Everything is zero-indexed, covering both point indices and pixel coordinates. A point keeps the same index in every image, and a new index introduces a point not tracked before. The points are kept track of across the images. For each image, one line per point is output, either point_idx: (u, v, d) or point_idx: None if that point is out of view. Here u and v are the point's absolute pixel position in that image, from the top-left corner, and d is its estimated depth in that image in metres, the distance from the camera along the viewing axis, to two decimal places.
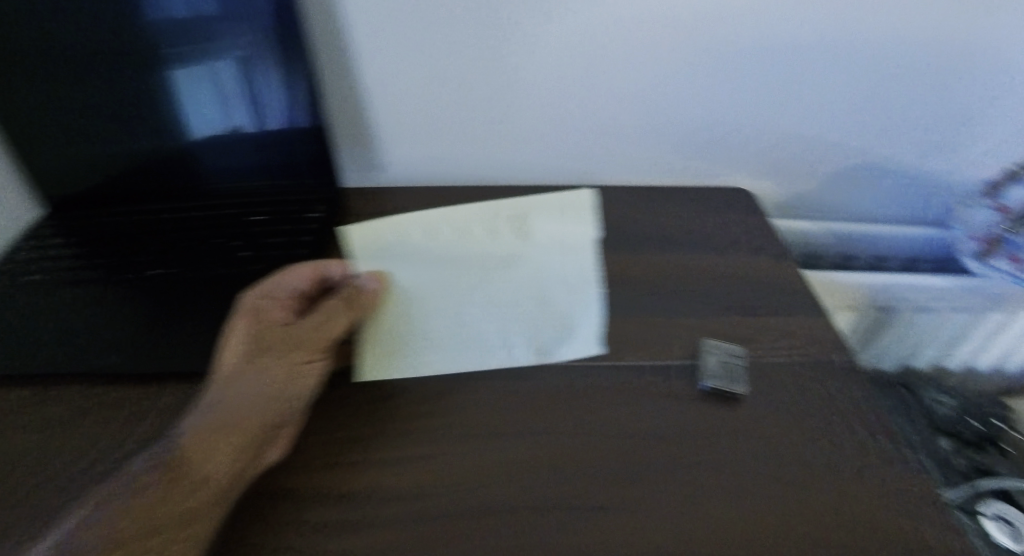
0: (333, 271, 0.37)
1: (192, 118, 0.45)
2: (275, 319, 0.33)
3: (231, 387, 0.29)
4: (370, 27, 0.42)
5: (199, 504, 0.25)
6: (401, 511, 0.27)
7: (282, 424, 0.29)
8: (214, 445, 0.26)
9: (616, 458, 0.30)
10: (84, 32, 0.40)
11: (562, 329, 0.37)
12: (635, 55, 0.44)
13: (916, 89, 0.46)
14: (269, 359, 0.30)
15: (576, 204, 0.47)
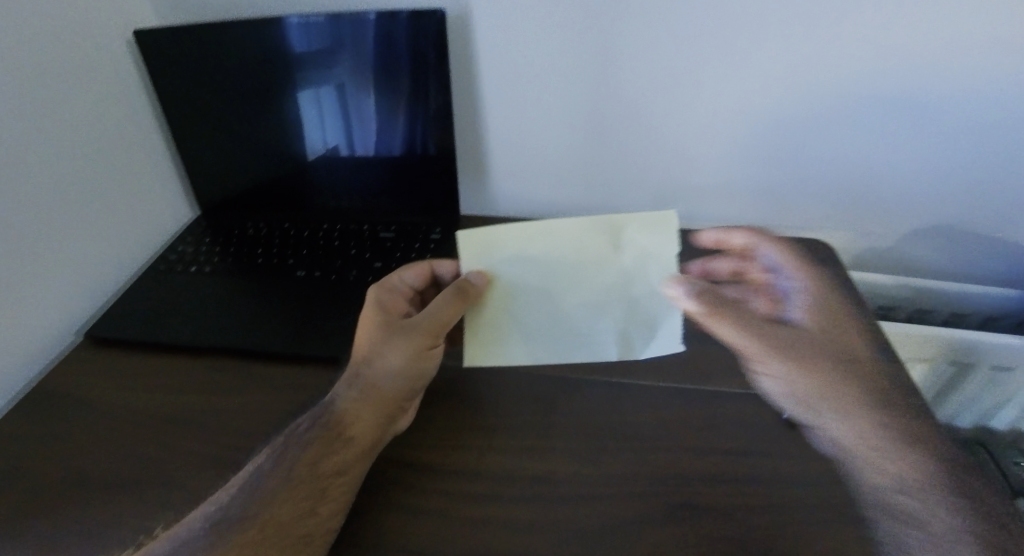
0: (443, 269, 0.39)
1: (304, 138, 0.53)
2: (399, 309, 0.38)
3: (369, 365, 0.34)
4: (500, 81, 0.51)
5: (350, 457, 0.31)
6: (502, 491, 0.32)
7: (408, 399, 0.35)
8: (360, 412, 0.33)
9: (689, 466, 0.33)
10: (252, 74, 0.50)
11: (650, 326, 0.33)
12: (703, 112, 0.50)
13: (982, 150, 0.48)
14: (397, 344, 0.34)
15: (669, 225, 0.31)
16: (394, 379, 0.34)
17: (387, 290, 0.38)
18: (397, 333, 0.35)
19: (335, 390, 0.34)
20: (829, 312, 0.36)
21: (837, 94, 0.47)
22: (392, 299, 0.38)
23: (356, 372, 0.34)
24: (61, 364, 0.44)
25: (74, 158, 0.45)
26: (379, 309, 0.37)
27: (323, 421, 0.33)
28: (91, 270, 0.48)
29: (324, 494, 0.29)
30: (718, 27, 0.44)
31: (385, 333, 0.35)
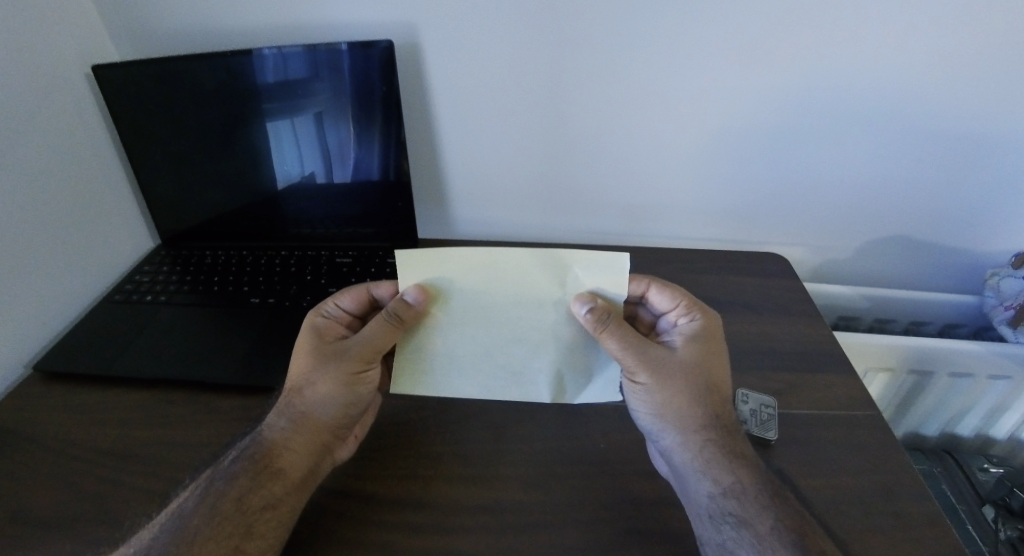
0: (378, 291, 0.38)
1: (280, 165, 0.53)
2: (333, 337, 0.37)
3: (300, 396, 0.34)
4: (457, 110, 0.52)
5: (279, 492, 0.31)
6: (451, 518, 0.31)
7: (342, 429, 0.34)
8: (291, 444, 0.32)
9: (636, 485, 0.33)
10: (213, 105, 0.50)
11: (586, 374, 0.35)
12: (658, 135, 0.51)
13: (925, 166, 0.50)
14: (327, 374, 0.34)
15: (616, 267, 0.33)
16: (325, 410, 0.33)
17: (321, 317, 0.38)
18: (327, 361, 0.34)
19: (266, 423, 0.34)
20: (719, 374, 0.34)
21: (785, 112, 0.48)
22: (327, 326, 0.37)
23: (286, 403, 0.34)
24: (6, 400, 0.42)
25: (28, 190, 0.45)
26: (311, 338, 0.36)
27: (252, 455, 0.32)
28: (44, 305, 0.47)
29: (249, 533, 0.29)
30: (667, 53, 0.46)
31: (315, 362, 0.35)
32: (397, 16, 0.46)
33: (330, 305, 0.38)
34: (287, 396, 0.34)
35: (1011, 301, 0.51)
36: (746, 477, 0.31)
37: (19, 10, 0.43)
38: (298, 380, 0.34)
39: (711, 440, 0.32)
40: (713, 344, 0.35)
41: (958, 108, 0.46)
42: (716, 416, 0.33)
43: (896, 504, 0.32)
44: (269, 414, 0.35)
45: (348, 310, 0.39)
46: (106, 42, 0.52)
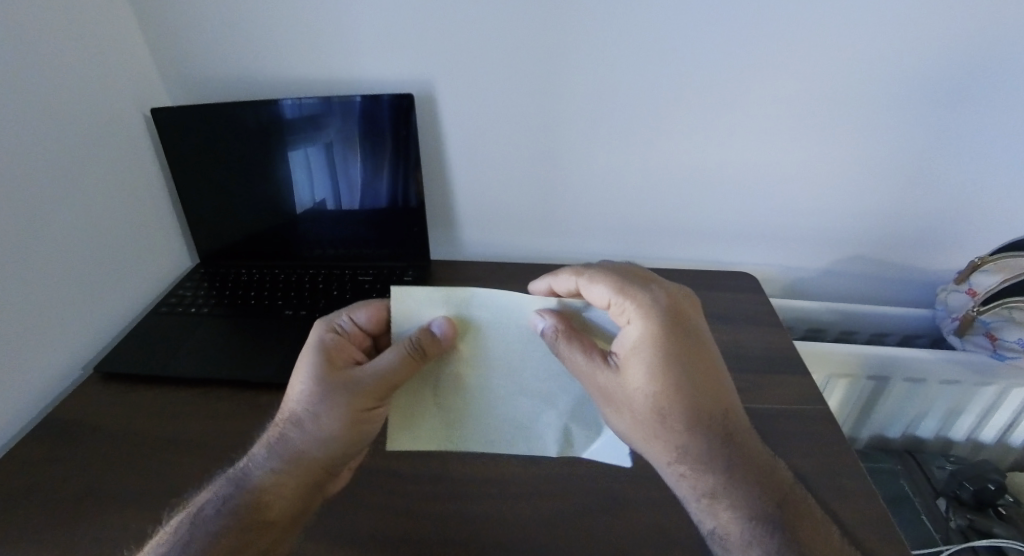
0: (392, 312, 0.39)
1: (294, 193, 0.60)
2: (344, 357, 0.38)
3: (296, 434, 0.36)
4: (462, 147, 0.59)
5: (268, 538, 0.34)
6: (461, 489, 0.39)
7: (334, 467, 0.37)
8: (279, 489, 0.35)
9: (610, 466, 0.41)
10: (240, 142, 0.57)
11: (596, 428, 0.38)
12: (640, 168, 0.59)
13: (871, 194, 0.58)
14: (327, 408, 0.35)
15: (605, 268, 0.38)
16: (321, 452, 0.36)
17: (334, 330, 0.38)
18: (336, 394, 0.35)
19: (256, 461, 0.37)
20: (701, 347, 0.36)
21: (750, 149, 0.56)
22: (339, 339, 0.38)
23: (279, 441, 0.36)
24: (67, 399, 0.48)
25: (93, 216, 0.52)
26: (325, 360, 0.37)
27: (240, 497, 0.35)
28: (99, 316, 0.54)
29: None
30: (644, 99, 0.53)
31: (324, 393, 0.36)
32: (416, 72, 0.55)
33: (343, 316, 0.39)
34: (280, 429, 0.37)
35: (957, 312, 0.56)
36: (733, 528, 0.33)
37: (93, 63, 0.51)
38: (299, 412, 0.36)
39: (700, 434, 0.35)
40: (683, 305, 0.37)
41: (893, 145, 0.54)
42: (707, 406, 0.35)
43: (835, 481, 0.38)
44: (259, 447, 0.37)
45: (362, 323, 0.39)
46: (159, 88, 0.59)
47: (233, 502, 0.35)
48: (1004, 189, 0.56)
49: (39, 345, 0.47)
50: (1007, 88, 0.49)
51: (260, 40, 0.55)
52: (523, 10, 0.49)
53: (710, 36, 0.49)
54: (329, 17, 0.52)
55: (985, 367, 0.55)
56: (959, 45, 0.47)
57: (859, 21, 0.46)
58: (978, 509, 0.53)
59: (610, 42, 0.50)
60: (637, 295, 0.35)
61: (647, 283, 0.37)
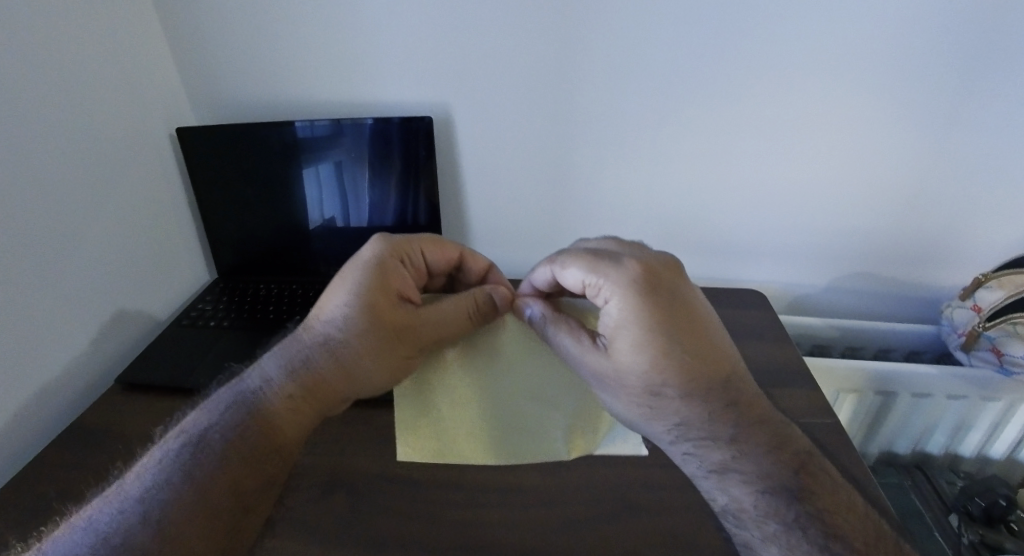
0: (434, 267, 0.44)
1: (304, 211, 0.62)
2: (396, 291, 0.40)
3: (325, 362, 0.38)
4: (477, 167, 0.62)
5: (276, 463, 0.35)
6: (479, 498, 0.40)
7: (339, 401, 0.40)
8: (292, 413, 0.37)
9: (626, 476, 0.41)
10: (256, 161, 0.59)
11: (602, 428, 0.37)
12: (650, 188, 0.61)
13: (874, 215, 0.59)
14: (368, 337, 0.38)
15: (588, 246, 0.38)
16: (354, 384, 0.39)
17: (400, 262, 0.41)
18: (385, 331, 0.38)
19: (268, 386, 0.37)
20: (690, 316, 0.35)
21: (755, 169, 0.58)
22: (402, 274, 0.41)
23: (298, 367, 0.38)
24: (88, 409, 0.49)
25: (119, 231, 0.54)
26: (378, 287, 0.39)
27: (245, 414, 0.36)
28: (120, 326, 0.55)
29: (248, 501, 0.34)
30: (655, 123, 0.56)
31: (369, 321, 0.39)
32: (432, 94, 0.57)
33: (416, 252, 0.42)
34: (303, 347, 0.39)
35: (962, 328, 0.58)
36: (745, 494, 0.34)
37: (127, 85, 0.54)
38: (344, 340, 0.38)
39: (697, 410, 0.34)
40: (669, 271, 0.36)
41: (895, 168, 0.56)
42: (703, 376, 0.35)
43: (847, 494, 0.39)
44: (273, 362, 0.39)
45: (430, 263, 0.43)
46: (184, 109, 0.62)
47: (240, 420, 0.36)
48: (1000, 207, 0.57)
49: (63, 354, 0.48)
50: (996, 111, 0.52)
51: (283, 64, 0.57)
52: (540, 41, 0.52)
53: (712, 61, 0.51)
54: (350, 43, 0.55)
55: (990, 382, 0.56)
56: (948, 70, 0.50)
57: (852, 48, 0.49)
58: (987, 523, 0.53)
59: (623, 71, 0.53)
60: (611, 272, 0.35)
61: (622, 256, 0.36)
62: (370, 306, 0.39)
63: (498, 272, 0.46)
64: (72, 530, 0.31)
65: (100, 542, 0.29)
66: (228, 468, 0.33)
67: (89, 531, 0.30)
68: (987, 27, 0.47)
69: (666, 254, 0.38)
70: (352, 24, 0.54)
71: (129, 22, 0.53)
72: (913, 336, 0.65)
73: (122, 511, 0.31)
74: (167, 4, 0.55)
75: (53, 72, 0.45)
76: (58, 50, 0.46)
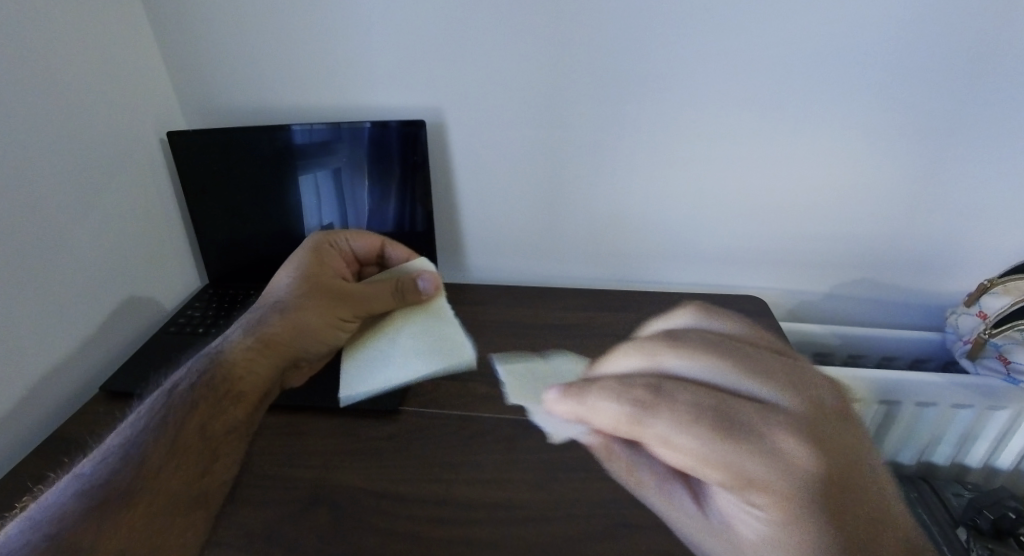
0: (363, 251, 0.46)
1: (303, 217, 0.61)
2: (331, 266, 0.44)
3: (270, 322, 0.40)
4: (473, 173, 0.61)
5: (233, 417, 0.35)
6: (466, 513, 0.38)
7: (295, 363, 0.41)
8: (248, 366, 0.37)
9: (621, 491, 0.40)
10: (251, 166, 0.59)
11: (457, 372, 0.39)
12: (649, 194, 0.60)
13: (879, 221, 0.58)
14: (311, 300, 0.41)
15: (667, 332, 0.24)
16: (303, 343, 0.40)
17: (332, 247, 0.45)
18: (320, 294, 0.41)
19: (225, 345, 0.38)
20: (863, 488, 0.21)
21: (758, 176, 0.57)
22: (334, 256, 0.45)
23: (251, 327, 0.39)
24: (73, 417, 0.48)
25: (110, 236, 0.53)
26: (318, 263, 0.43)
27: (207, 368, 0.36)
28: (109, 332, 0.54)
29: (217, 447, 0.33)
30: (655, 128, 0.55)
31: (311, 285, 0.41)
32: (428, 100, 0.56)
33: (342, 238, 0.46)
34: (256, 312, 0.41)
35: (968, 335, 0.57)
36: None
37: (117, 88, 0.53)
38: (286, 303, 0.41)
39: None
40: (804, 382, 0.22)
41: (899, 174, 0.55)
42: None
43: None
44: (234, 330, 0.40)
45: (357, 250, 0.46)
46: (177, 113, 0.61)
47: (201, 373, 0.36)
48: (1005, 216, 0.57)
49: (48, 362, 0.47)
50: (1001, 117, 0.51)
51: (277, 69, 0.56)
52: (537, 44, 0.51)
53: (713, 67, 0.51)
54: (346, 47, 0.54)
55: (996, 391, 0.55)
56: (952, 75, 0.49)
57: (855, 52, 0.48)
58: (997, 538, 0.52)
59: (624, 76, 0.52)
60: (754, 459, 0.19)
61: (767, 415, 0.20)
62: (307, 276, 0.42)
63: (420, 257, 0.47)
64: (45, 496, 0.29)
65: (86, 488, 0.29)
66: (189, 417, 0.33)
67: (71, 481, 0.29)
68: (991, 31, 0.46)
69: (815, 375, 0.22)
70: (346, 29, 0.53)
71: (120, 24, 0.53)
72: (917, 344, 0.64)
73: (105, 458, 0.30)
74: (161, 8, 0.55)
75: (45, 75, 0.45)
76: (47, 52, 0.45)
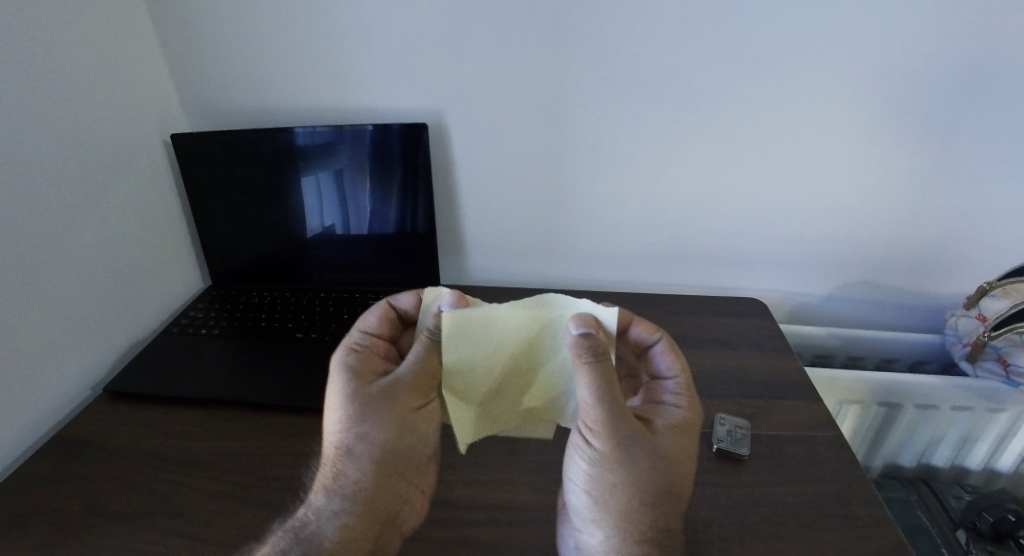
0: (373, 320, 0.42)
1: (305, 219, 0.62)
2: (371, 371, 0.39)
3: (347, 469, 0.37)
4: (473, 175, 0.61)
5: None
6: (466, 513, 0.39)
7: (406, 486, 0.39)
8: (346, 533, 0.36)
9: None
10: (254, 168, 0.59)
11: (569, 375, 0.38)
12: (649, 196, 0.60)
13: (878, 223, 0.59)
14: (374, 421, 0.37)
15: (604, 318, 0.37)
16: (398, 468, 0.38)
17: (353, 351, 0.40)
18: (384, 406, 0.37)
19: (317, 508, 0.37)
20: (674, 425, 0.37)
21: (757, 179, 0.57)
22: (363, 359, 0.40)
23: (335, 484, 0.37)
24: (76, 418, 0.48)
25: (114, 238, 0.54)
26: (359, 374, 0.39)
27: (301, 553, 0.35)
28: (112, 333, 0.54)
29: None
30: (655, 130, 0.55)
31: (366, 407, 0.37)
32: (429, 102, 0.57)
33: (356, 332, 0.41)
34: (331, 472, 0.38)
35: (966, 338, 0.57)
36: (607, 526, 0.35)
37: (120, 91, 0.53)
38: (349, 443, 0.37)
39: (625, 485, 0.35)
40: (686, 383, 0.39)
41: (899, 176, 0.55)
42: (641, 474, 0.35)
43: (840, 513, 0.38)
44: (315, 492, 0.38)
45: (375, 330, 0.42)
46: (179, 116, 0.61)
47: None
48: (1004, 219, 0.57)
49: (53, 363, 0.47)
50: (998, 119, 0.51)
51: (279, 72, 0.57)
52: (538, 46, 0.52)
53: (714, 70, 0.51)
54: (347, 50, 0.54)
55: (997, 394, 0.55)
56: (949, 77, 0.49)
57: (852, 56, 0.49)
58: (996, 540, 0.52)
59: (624, 78, 0.52)
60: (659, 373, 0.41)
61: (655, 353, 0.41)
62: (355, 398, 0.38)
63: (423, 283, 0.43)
64: None
65: None
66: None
67: None
68: (988, 34, 0.47)
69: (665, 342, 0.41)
70: (347, 32, 0.53)
71: (123, 27, 0.53)
72: (916, 346, 0.64)
73: None
74: (165, 12, 0.55)
75: (48, 79, 0.45)
76: (51, 56, 0.45)
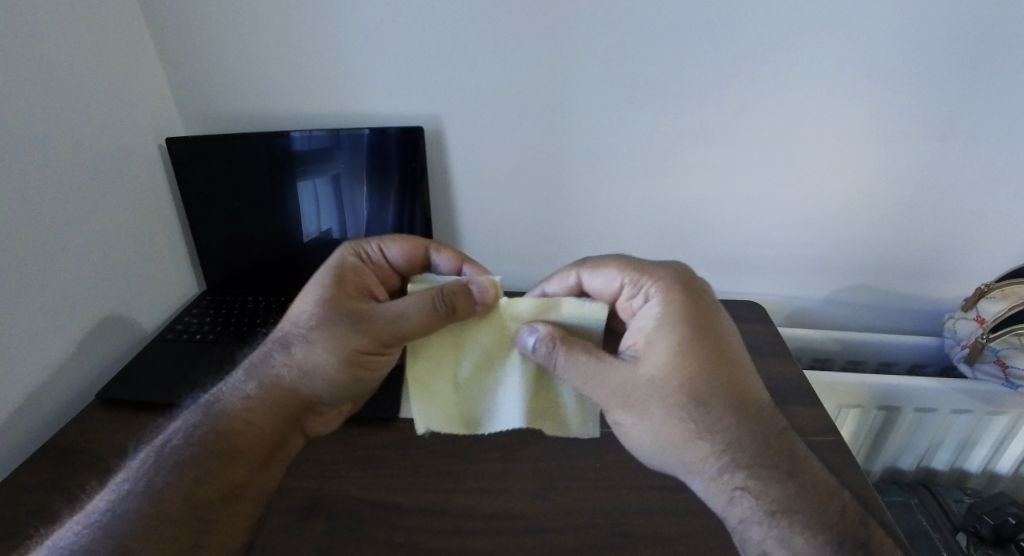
0: (392, 252, 0.41)
1: (302, 223, 0.61)
2: (355, 284, 0.39)
3: (272, 366, 0.37)
4: (471, 180, 0.61)
5: (238, 470, 0.34)
6: (466, 522, 0.38)
7: (312, 409, 0.38)
8: (248, 420, 0.35)
9: (619, 497, 0.40)
10: (250, 173, 0.59)
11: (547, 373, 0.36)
12: (647, 200, 0.60)
13: (876, 227, 0.59)
14: (323, 329, 0.36)
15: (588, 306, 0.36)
16: (316, 388, 0.37)
17: (360, 258, 0.40)
18: (338, 327, 0.36)
19: (232, 391, 0.37)
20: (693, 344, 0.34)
21: (755, 183, 0.57)
22: (361, 269, 0.40)
23: (255, 371, 0.37)
24: (68, 426, 0.48)
25: (108, 242, 0.53)
26: (340, 282, 0.38)
27: (206, 429, 0.35)
28: (105, 339, 0.54)
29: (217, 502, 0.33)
30: (653, 134, 0.55)
31: (324, 317, 0.36)
32: (427, 107, 0.56)
33: (374, 245, 0.41)
34: (263, 358, 0.38)
35: (965, 340, 0.57)
36: (711, 476, 0.33)
37: (115, 96, 0.53)
38: (294, 339, 0.37)
39: (673, 436, 0.33)
40: (636, 275, 0.37)
41: (897, 178, 0.55)
42: (678, 423, 0.33)
43: None
44: (239, 376, 0.38)
45: (393, 260, 0.41)
46: (176, 121, 0.61)
47: (196, 429, 0.35)
48: (1002, 222, 0.57)
49: (44, 369, 0.47)
50: (996, 123, 0.51)
51: (277, 77, 0.57)
52: (535, 51, 0.52)
53: (709, 76, 0.51)
54: (345, 55, 0.54)
55: (996, 397, 0.55)
56: (948, 82, 0.49)
57: (852, 61, 0.49)
58: (997, 544, 0.53)
59: (622, 81, 0.52)
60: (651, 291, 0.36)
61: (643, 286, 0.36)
62: (324, 301, 0.37)
63: (470, 262, 0.40)
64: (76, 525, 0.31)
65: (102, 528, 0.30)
66: (184, 478, 0.33)
67: (88, 523, 0.31)
68: (984, 37, 0.47)
69: (656, 269, 0.37)
70: (343, 38, 0.53)
71: (118, 32, 0.53)
72: (914, 349, 0.64)
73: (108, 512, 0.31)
74: (161, 19, 0.55)
75: (44, 85, 0.45)
76: (47, 62, 0.45)
